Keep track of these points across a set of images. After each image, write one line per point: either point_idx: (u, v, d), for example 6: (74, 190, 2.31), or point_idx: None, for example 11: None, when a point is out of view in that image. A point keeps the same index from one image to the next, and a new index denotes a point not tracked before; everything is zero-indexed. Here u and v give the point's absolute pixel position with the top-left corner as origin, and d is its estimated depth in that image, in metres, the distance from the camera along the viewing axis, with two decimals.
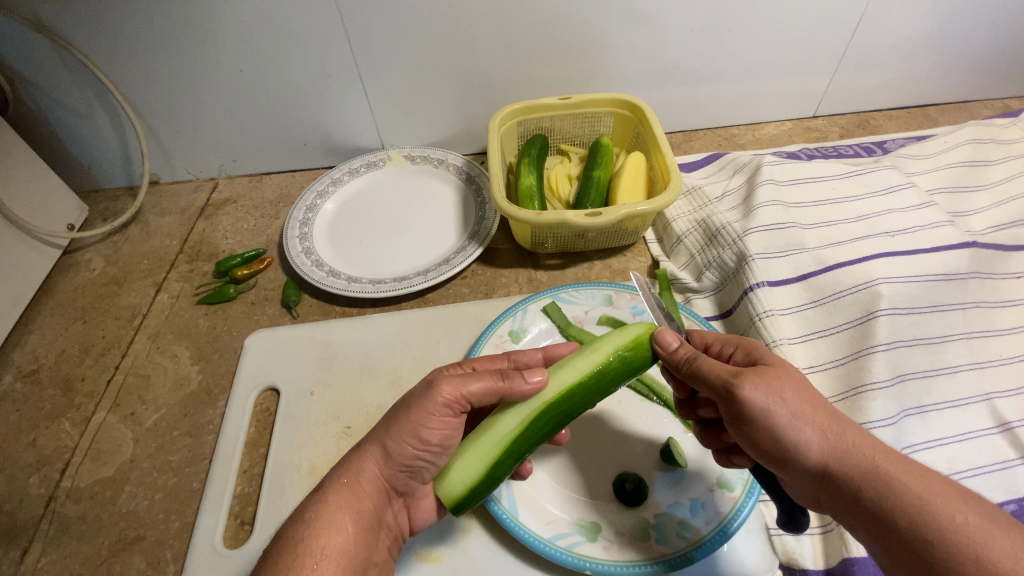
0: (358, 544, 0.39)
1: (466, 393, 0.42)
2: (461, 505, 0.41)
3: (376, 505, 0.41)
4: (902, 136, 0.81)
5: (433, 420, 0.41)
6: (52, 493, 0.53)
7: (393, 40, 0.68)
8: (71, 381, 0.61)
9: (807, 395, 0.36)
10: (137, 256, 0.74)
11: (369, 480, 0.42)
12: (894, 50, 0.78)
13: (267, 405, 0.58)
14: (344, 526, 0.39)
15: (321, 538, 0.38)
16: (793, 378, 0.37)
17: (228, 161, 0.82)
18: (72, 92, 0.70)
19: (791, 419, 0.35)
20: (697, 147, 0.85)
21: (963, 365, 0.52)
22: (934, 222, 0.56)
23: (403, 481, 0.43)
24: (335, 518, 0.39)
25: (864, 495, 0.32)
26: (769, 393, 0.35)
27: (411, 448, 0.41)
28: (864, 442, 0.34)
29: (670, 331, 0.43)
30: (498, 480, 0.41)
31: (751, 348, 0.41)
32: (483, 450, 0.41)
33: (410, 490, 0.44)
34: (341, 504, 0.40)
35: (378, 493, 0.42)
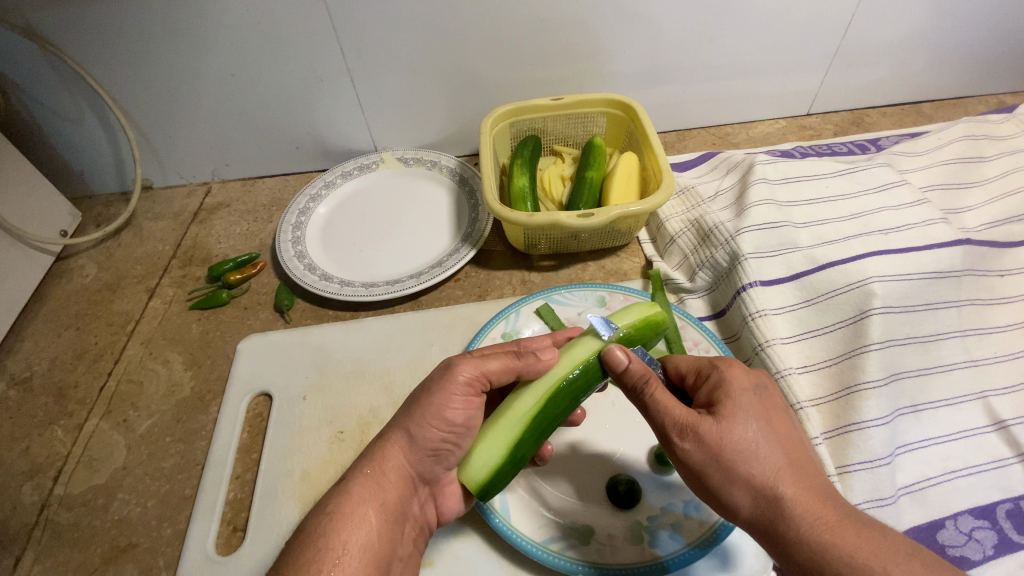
0: (383, 537, 0.38)
1: (485, 370, 0.43)
2: (486, 490, 0.41)
3: (401, 496, 0.41)
4: (896, 133, 0.81)
5: (456, 399, 0.42)
6: (45, 500, 0.52)
7: (384, 43, 0.68)
8: (64, 388, 0.61)
9: (749, 452, 0.35)
10: (130, 261, 0.73)
11: (394, 469, 0.41)
12: (888, 46, 0.78)
13: (260, 411, 0.58)
14: (369, 520, 0.38)
15: (345, 532, 0.37)
16: (740, 431, 0.36)
17: (221, 165, 0.82)
18: (64, 98, 0.70)
19: (725, 479, 0.36)
20: (690, 146, 0.85)
21: (958, 362, 0.52)
22: (927, 219, 0.56)
23: (429, 468, 0.43)
24: (358, 512, 0.38)
25: (797, 557, 0.33)
26: (704, 451, 0.36)
27: (435, 431, 0.42)
28: (800, 503, 0.34)
29: (619, 347, 0.41)
30: (522, 459, 0.42)
31: (715, 385, 0.39)
32: (506, 431, 0.42)
33: (435, 477, 0.44)
34: (364, 496, 0.39)
35: (404, 483, 0.41)
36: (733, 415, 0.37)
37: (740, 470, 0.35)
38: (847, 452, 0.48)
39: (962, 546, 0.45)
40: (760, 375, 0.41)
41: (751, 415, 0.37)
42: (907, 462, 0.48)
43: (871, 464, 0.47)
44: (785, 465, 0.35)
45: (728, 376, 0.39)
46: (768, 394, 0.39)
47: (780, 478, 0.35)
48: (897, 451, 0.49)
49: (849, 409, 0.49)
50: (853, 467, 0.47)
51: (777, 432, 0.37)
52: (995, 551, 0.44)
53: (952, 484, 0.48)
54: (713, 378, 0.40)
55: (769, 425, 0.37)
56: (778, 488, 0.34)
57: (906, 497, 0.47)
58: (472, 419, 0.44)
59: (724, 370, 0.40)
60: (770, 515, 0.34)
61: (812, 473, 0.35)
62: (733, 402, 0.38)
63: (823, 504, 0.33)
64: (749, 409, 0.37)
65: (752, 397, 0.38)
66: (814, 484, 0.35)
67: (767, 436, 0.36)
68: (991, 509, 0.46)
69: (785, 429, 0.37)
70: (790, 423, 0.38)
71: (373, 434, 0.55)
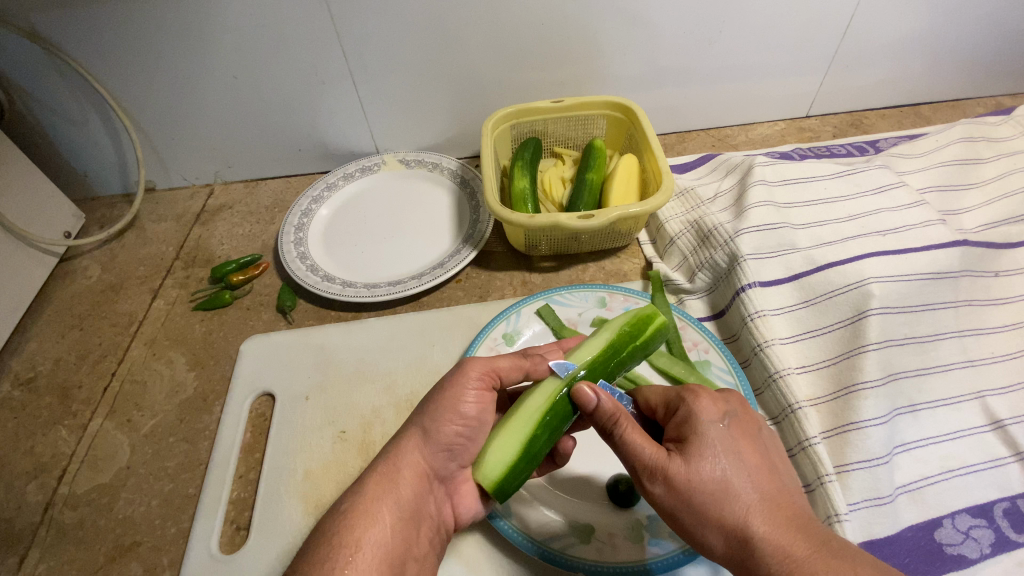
0: (397, 535, 0.39)
1: (495, 366, 0.46)
2: (502, 488, 0.41)
3: (415, 494, 0.41)
4: (895, 135, 0.81)
5: (468, 393, 0.45)
6: (49, 500, 0.53)
7: (386, 46, 0.69)
8: (68, 388, 0.61)
9: (717, 491, 0.35)
10: (133, 263, 0.74)
11: (408, 467, 0.42)
12: (886, 49, 0.79)
13: (263, 410, 0.58)
14: (383, 518, 0.39)
15: (359, 530, 0.38)
16: (708, 468, 0.35)
17: (224, 167, 0.82)
18: (69, 101, 0.71)
19: (696, 520, 0.35)
20: (690, 148, 0.86)
21: (956, 362, 0.52)
22: (924, 221, 0.57)
23: (443, 464, 0.44)
24: (371, 510, 0.39)
25: None
26: (674, 494, 0.36)
27: (449, 424, 0.44)
28: (772, 542, 0.33)
29: (586, 384, 0.40)
30: (536, 455, 0.41)
31: (683, 417, 0.39)
32: (519, 427, 0.42)
33: (449, 474, 0.45)
34: (378, 495, 0.40)
35: (418, 480, 0.42)
36: (701, 450, 0.36)
37: (709, 511, 0.35)
38: (846, 451, 0.48)
39: (960, 545, 0.45)
40: (728, 401, 0.40)
41: (720, 449, 0.36)
42: (905, 462, 0.49)
43: (869, 463, 0.47)
44: (754, 502, 0.34)
45: (695, 407, 0.39)
46: (737, 423, 0.38)
47: (750, 516, 0.34)
48: (895, 450, 0.49)
49: (847, 408, 0.49)
50: (851, 466, 0.47)
51: (747, 466, 0.36)
52: (991, 550, 0.45)
53: (950, 483, 0.48)
54: (681, 408, 0.39)
55: (738, 458, 0.36)
56: (747, 527, 0.33)
57: (904, 495, 0.47)
58: (483, 411, 0.46)
59: (692, 400, 0.39)
60: (743, 556, 0.33)
61: (785, 503, 0.35)
62: (700, 437, 0.37)
63: (797, 538, 0.32)
64: (717, 442, 0.36)
65: (721, 429, 0.37)
66: (787, 517, 0.34)
67: (737, 470, 0.35)
68: (988, 507, 0.47)
69: (755, 460, 0.37)
70: (762, 452, 0.37)
71: (375, 434, 0.55)
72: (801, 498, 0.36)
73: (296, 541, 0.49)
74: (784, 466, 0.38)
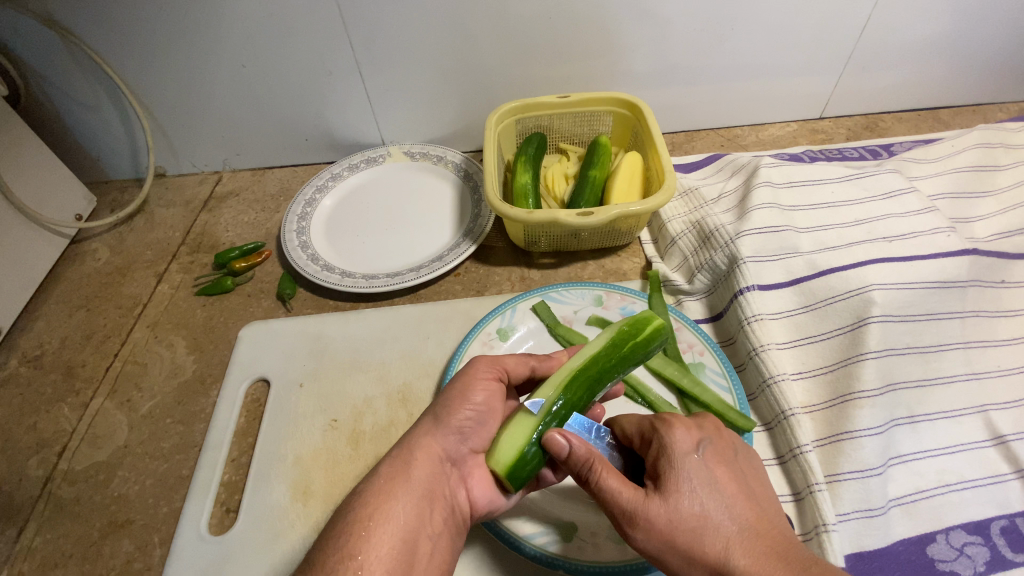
0: (411, 510, 0.39)
1: (503, 362, 0.47)
2: (516, 473, 0.40)
3: (427, 475, 0.41)
4: (910, 139, 0.79)
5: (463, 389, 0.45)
6: (49, 474, 0.54)
7: (393, 37, 0.69)
8: (73, 366, 0.62)
9: (697, 525, 0.34)
10: (141, 246, 0.75)
11: (419, 450, 0.43)
12: (906, 50, 0.76)
13: (258, 396, 0.59)
14: (397, 494, 0.39)
15: (374, 504, 0.38)
16: (686, 504, 0.35)
17: (232, 154, 0.83)
18: (82, 85, 0.72)
19: (679, 561, 0.34)
20: (698, 147, 0.84)
21: (960, 374, 0.51)
22: (933, 228, 0.55)
23: (454, 446, 0.44)
24: (383, 489, 0.40)
25: None
26: (656, 536, 0.35)
27: (460, 410, 0.45)
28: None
29: (557, 432, 0.40)
30: None
31: (659, 450, 0.38)
32: (529, 414, 0.42)
33: (461, 458, 0.45)
34: (390, 474, 0.41)
35: (430, 462, 0.42)
36: (678, 485, 0.36)
37: (691, 549, 0.34)
38: (839, 461, 0.47)
39: (953, 561, 0.44)
40: (701, 427, 0.40)
41: (697, 482, 0.36)
42: (900, 474, 0.47)
43: (862, 473, 0.46)
44: (733, 533, 0.34)
45: (670, 438, 0.38)
46: (711, 449, 0.38)
47: (731, 549, 0.33)
48: (890, 462, 0.47)
49: (842, 417, 0.48)
50: (843, 475, 0.46)
51: (724, 496, 0.35)
52: (986, 568, 0.43)
53: (945, 498, 0.47)
54: (656, 440, 0.38)
55: (716, 489, 0.36)
56: (729, 563, 0.33)
57: (897, 508, 0.46)
58: (490, 399, 0.46)
59: (666, 430, 0.39)
60: None
61: (765, 531, 0.34)
62: (676, 471, 0.36)
63: (780, 566, 0.32)
64: (693, 473, 0.36)
65: (696, 460, 0.37)
66: (768, 545, 0.33)
67: (714, 502, 0.35)
68: (986, 524, 0.45)
69: (732, 487, 0.36)
70: (738, 479, 0.37)
71: (366, 423, 0.55)
72: (781, 521, 0.35)
73: (284, 525, 0.49)
74: (763, 490, 0.38)
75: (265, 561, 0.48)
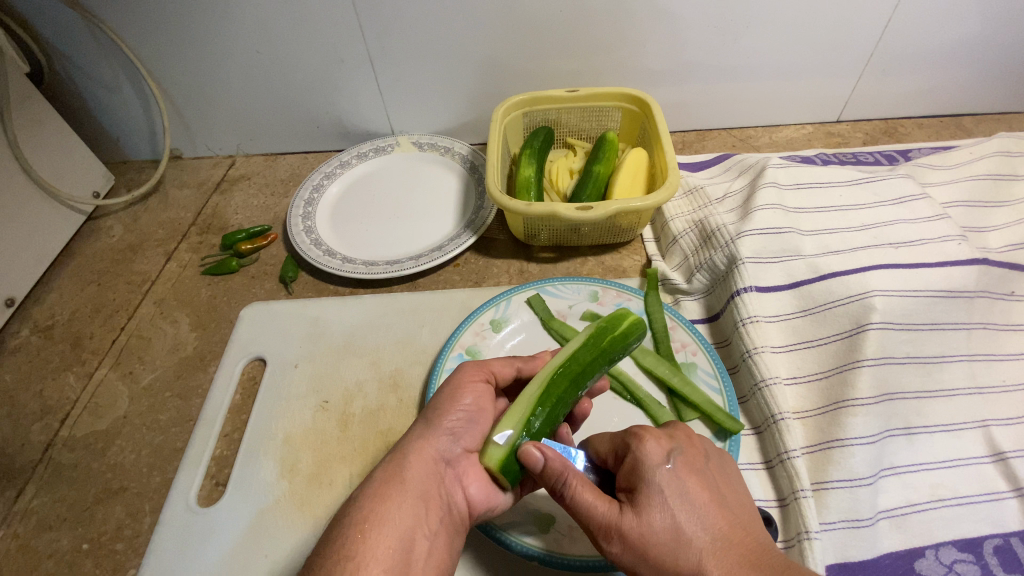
0: (408, 509, 0.38)
1: (488, 364, 0.48)
2: (510, 467, 0.40)
3: (422, 476, 0.41)
4: (929, 145, 0.77)
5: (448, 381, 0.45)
6: (50, 440, 0.56)
7: (404, 27, 0.69)
8: (81, 337, 0.65)
9: (670, 539, 0.33)
10: (154, 225, 0.77)
11: (413, 452, 0.42)
12: (929, 54, 0.74)
13: (254, 374, 0.60)
14: (393, 495, 0.39)
15: (370, 505, 0.38)
16: (658, 517, 0.34)
17: (246, 139, 0.85)
18: (103, 67, 0.74)
19: None
20: (709, 147, 0.83)
21: (962, 388, 0.49)
22: (943, 235, 0.53)
23: (447, 447, 0.43)
24: (379, 492, 0.39)
25: None
26: (630, 550, 0.35)
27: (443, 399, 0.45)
28: None
29: (529, 445, 0.39)
30: (539, 434, 0.42)
31: (630, 463, 0.37)
32: (516, 411, 0.43)
33: (456, 459, 0.44)
34: (386, 476, 0.40)
35: (424, 463, 0.41)
36: (649, 500, 0.35)
37: (666, 563, 0.33)
38: (828, 468, 0.46)
39: None
40: (673, 437, 0.39)
41: (668, 494, 0.35)
42: (892, 486, 0.46)
43: (851, 483, 0.45)
44: (706, 545, 0.33)
45: (640, 451, 0.37)
46: (684, 459, 0.37)
47: (704, 562, 0.32)
48: (882, 473, 0.46)
49: (834, 424, 0.47)
50: (831, 484, 0.45)
51: (697, 506, 0.34)
52: None
53: (937, 513, 0.45)
54: (627, 455, 0.38)
55: (688, 500, 0.35)
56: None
57: (886, 520, 0.45)
58: (480, 400, 0.45)
59: (637, 443, 0.38)
60: None
61: (740, 540, 0.33)
62: (647, 485, 0.36)
63: None
64: (664, 486, 0.35)
65: (667, 470, 0.36)
66: (742, 555, 0.32)
67: (686, 514, 0.34)
68: (978, 542, 0.44)
69: (705, 496, 0.35)
70: (712, 487, 0.36)
71: (356, 406, 0.56)
72: (759, 529, 0.35)
73: (270, 501, 0.50)
74: (740, 497, 0.37)
75: (249, 535, 0.48)
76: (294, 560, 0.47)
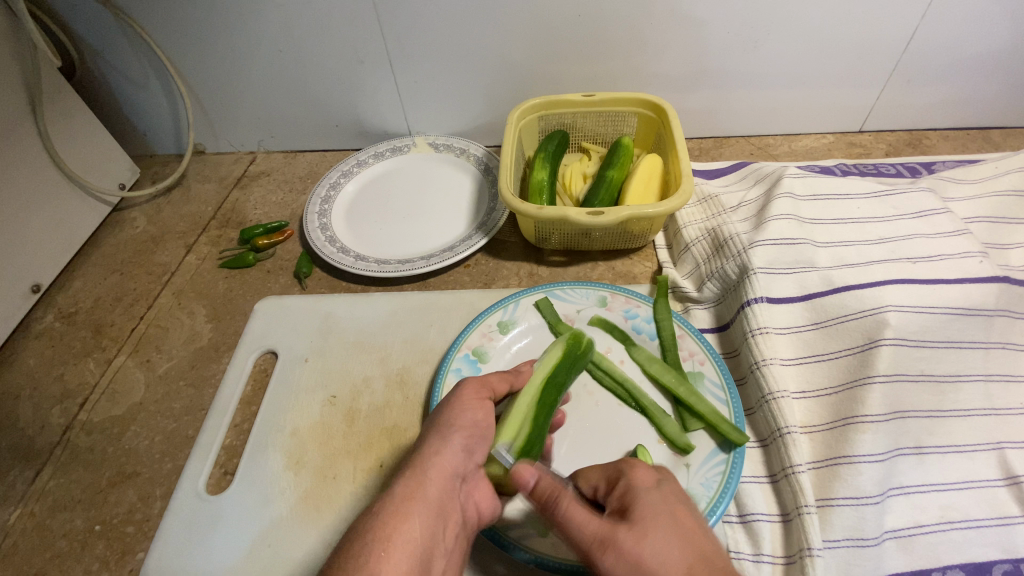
0: (428, 527, 0.38)
1: (488, 381, 0.48)
2: None
3: (442, 492, 0.40)
4: (954, 158, 0.75)
5: (469, 403, 0.46)
6: (69, 423, 0.58)
7: (423, 29, 0.70)
8: (102, 325, 0.67)
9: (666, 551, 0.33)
10: (175, 218, 0.79)
11: (431, 466, 0.41)
12: (957, 64, 0.72)
13: (266, 367, 0.61)
14: (414, 511, 0.38)
15: (391, 522, 0.37)
16: (654, 531, 0.34)
17: (267, 136, 0.87)
18: (132, 62, 0.76)
19: None
20: (726, 154, 0.82)
21: (976, 409, 0.48)
22: (963, 251, 0.52)
23: (462, 462, 0.43)
24: (403, 509, 0.38)
25: None
26: (625, 563, 0.33)
27: (457, 422, 0.44)
28: None
29: (525, 465, 0.40)
30: (540, 439, 0.47)
31: (624, 486, 0.38)
32: (515, 428, 0.47)
33: (468, 474, 0.43)
34: (405, 491, 0.39)
35: (442, 478, 0.41)
36: (644, 513, 0.35)
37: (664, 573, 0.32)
38: (833, 485, 0.45)
39: None
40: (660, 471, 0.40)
41: (662, 512, 0.35)
42: (900, 506, 0.45)
43: (857, 501, 0.44)
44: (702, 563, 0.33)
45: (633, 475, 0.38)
46: (673, 488, 0.38)
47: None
48: (890, 492, 0.45)
49: (842, 441, 0.46)
50: (836, 501, 0.45)
51: (687, 528, 0.35)
52: None
53: (946, 536, 0.44)
54: (620, 481, 0.39)
55: (678, 520, 0.35)
56: None
57: (892, 541, 0.44)
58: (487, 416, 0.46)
59: (631, 468, 0.39)
60: None
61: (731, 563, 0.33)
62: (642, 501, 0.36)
63: None
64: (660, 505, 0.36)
65: (658, 495, 0.37)
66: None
67: (679, 532, 0.34)
68: (986, 567, 0.43)
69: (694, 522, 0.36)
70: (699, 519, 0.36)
71: (363, 402, 0.57)
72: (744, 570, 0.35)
73: (274, 491, 0.51)
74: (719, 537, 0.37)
75: (255, 525, 0.49)
76: (297, 551, 0.48)
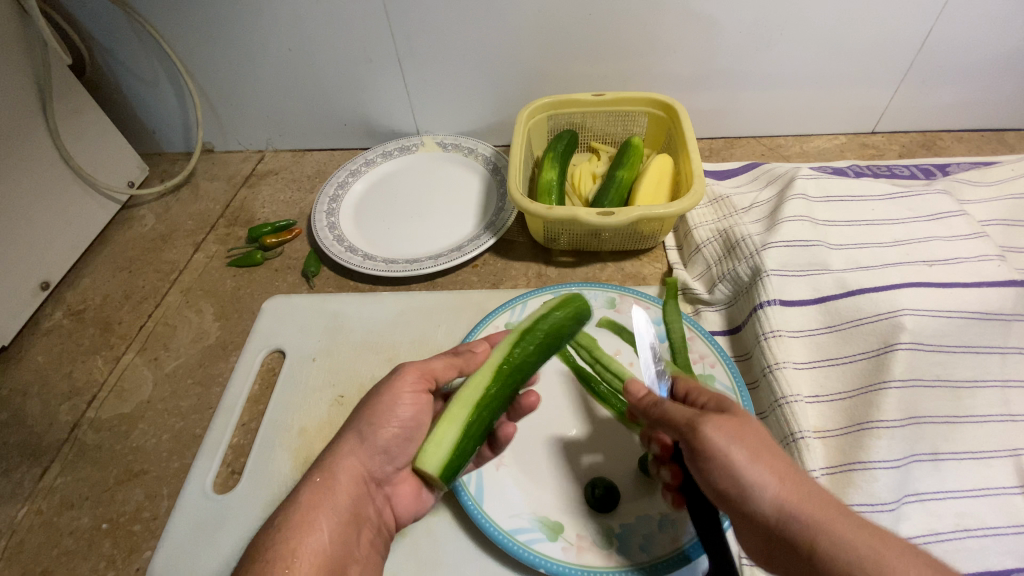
0: (337, 534, 0.39)
1: (431, 368, 0.46)
2: (447, 474, 0.40)
3: (354, 498, 0.41)
4: (969, 160, 0.74)
5: (403, 397, 0.44)
6: (77, 421, 0.58)
7: (432, 28, 0.70)
8: (110, 322, 0.67)
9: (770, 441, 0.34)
10: (184, 216, 0.80)
11: (343, 472, 0.42)
12: (973, 65, 0.71)
13: (273, 366, 0.61)
14: (320, 521, 0.39)
15: (296, 534, 0.38)
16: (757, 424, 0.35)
17: (275, 135, 0.86)
18: (142, 60, 0.76)
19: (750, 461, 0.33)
20: (737, 155, 0.82)
21: (993, 415, 0.47)
22: (980, 255, 0.51)
23: (379, 466, 0.44)
24: (313, 518, 0.39)
25: (818, 547, 0.30)
26: (731, 434, 0.34)
27: (385, 427, 0.43)
28: (816, 502, 0.32)
29: None
30: (476, 437, 0.42)
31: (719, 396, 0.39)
32: (456, 417, 0.42)
33: (386, 477, 0.45)
34: (314, 500, 0.40)
35: (355, 483, 0.42)
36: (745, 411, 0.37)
37: (762, 454, 0.33)
38: (848, 490, 0.45)
39: None
40: None
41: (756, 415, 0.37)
42: (915, 513, 0.44)
43: (872, 507, 0.44)
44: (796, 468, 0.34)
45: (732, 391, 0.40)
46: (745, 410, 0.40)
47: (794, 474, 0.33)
48: (904, 499, 0.45)
49: (857, 446, 0.46)
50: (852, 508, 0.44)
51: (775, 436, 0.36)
52: None
53: (962, 544, 0.43)
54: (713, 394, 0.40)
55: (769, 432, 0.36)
56: (799, 482, 0.32)
57: None
58: (419, 413, 0.45)
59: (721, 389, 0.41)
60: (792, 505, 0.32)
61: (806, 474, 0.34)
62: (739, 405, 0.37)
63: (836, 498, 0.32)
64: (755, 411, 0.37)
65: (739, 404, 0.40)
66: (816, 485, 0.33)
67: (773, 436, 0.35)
68: None
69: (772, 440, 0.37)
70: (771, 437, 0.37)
71: None
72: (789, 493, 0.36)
73: (281, 491, 0.51)
74: None
75: (261, 525, 0.49)
76: None
